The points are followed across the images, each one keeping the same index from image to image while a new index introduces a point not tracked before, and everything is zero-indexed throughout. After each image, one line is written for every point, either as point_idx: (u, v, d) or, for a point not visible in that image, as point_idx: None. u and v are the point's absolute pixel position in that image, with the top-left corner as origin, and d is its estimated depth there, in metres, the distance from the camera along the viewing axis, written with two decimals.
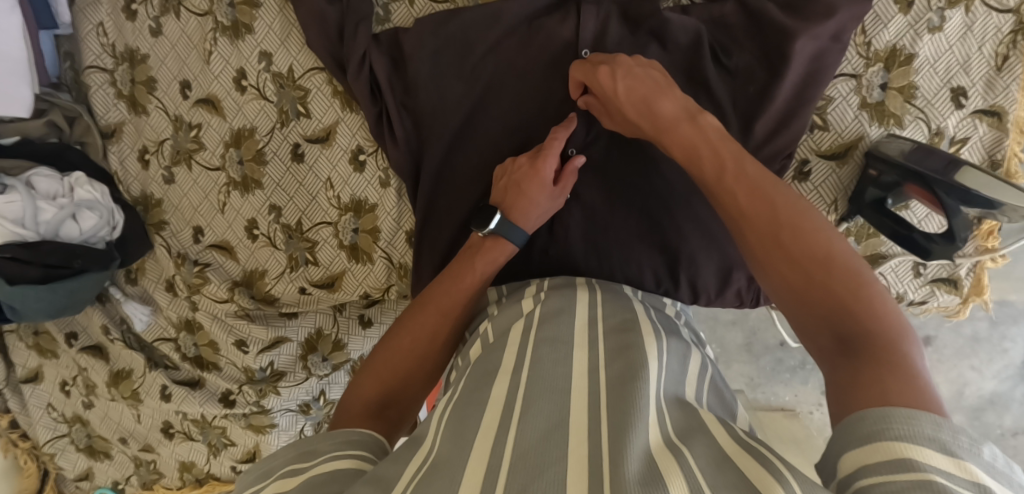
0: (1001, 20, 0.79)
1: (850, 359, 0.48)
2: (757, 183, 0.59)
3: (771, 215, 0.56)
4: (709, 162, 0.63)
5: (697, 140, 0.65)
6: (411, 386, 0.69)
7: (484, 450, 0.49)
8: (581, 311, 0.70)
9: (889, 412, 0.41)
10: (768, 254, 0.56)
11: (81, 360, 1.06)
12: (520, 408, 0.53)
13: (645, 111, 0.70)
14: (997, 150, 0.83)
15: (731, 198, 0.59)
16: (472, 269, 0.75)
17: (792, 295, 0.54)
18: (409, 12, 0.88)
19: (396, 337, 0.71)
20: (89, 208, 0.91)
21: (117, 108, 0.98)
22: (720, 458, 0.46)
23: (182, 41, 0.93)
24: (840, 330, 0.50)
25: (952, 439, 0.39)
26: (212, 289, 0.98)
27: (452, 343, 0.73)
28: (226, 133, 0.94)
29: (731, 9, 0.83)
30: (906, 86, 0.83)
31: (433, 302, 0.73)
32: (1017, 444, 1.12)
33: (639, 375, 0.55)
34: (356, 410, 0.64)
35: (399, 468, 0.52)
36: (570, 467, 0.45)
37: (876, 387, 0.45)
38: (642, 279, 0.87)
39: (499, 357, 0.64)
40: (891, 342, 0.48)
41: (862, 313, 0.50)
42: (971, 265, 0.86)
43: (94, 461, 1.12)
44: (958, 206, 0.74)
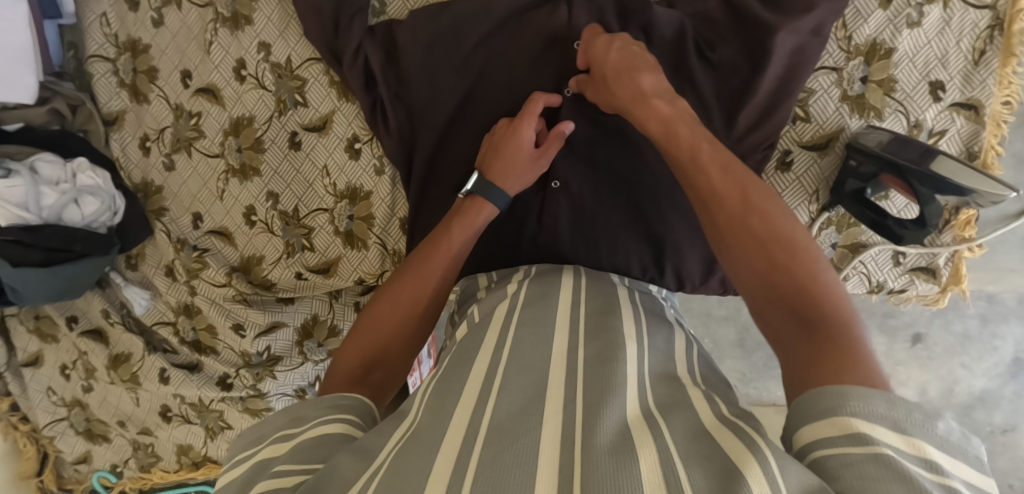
0: (978, 15, 0.82)
1: (805, 335, 0.53)
2: (737, 174, 0.63)
3: (748, 205, 0.61)
4: (692, 142, 0.66)
5: (676, 122, 0.69)
6: (394, 351, 0.69)
7: (466, 418, 0.52)
8: (564, 296, 0.73)
9: (847, 390, 0.46)
10: (737, 237, 0.60)
11: (81, 344, 1.08)
12: (500, 382, 0.56)
13: (624, 85, 0.74)
14: (975, 143, 0.86)
15: (710, 180, 0.63)
16: (452, 232, 0.76)
17: (758, 278, 0.58)
18: (403, 5, 0.91)
19: (377, 304, 0.72)
20: (90, 194, 0.93)
21: (119, 96, 1.00)
22: (687, 434, 0.49)
23: (184, 31, 0.95)
24: (797, 309, 0.55)
25: (905, 418, 0.43)
26: (211, 273, 1.00)
27: (436, 305, 0.74)
28: (225, 121, 0.96)
29: (716, 5, 0.85)
30: (886, 79, 0.85)
31: (414, 267, 0.74)
32: (1007, 441, 1.14)
33: (616, 357, 0.58)
34: (340, 379, 0.65)
35: (383, 439, 0.54)
36: (546, 434, 0.48)
37: (832, 365, 0.49)
38: (630, 268, 0.89)
39: (483, 336, 0.66)
40: (848, 327, 0.52)
41: (814, 295, 0.54)
42: (949, 255, 0.88)
43: (93, 444, 1.14)
44: (931, 193, 0.77)
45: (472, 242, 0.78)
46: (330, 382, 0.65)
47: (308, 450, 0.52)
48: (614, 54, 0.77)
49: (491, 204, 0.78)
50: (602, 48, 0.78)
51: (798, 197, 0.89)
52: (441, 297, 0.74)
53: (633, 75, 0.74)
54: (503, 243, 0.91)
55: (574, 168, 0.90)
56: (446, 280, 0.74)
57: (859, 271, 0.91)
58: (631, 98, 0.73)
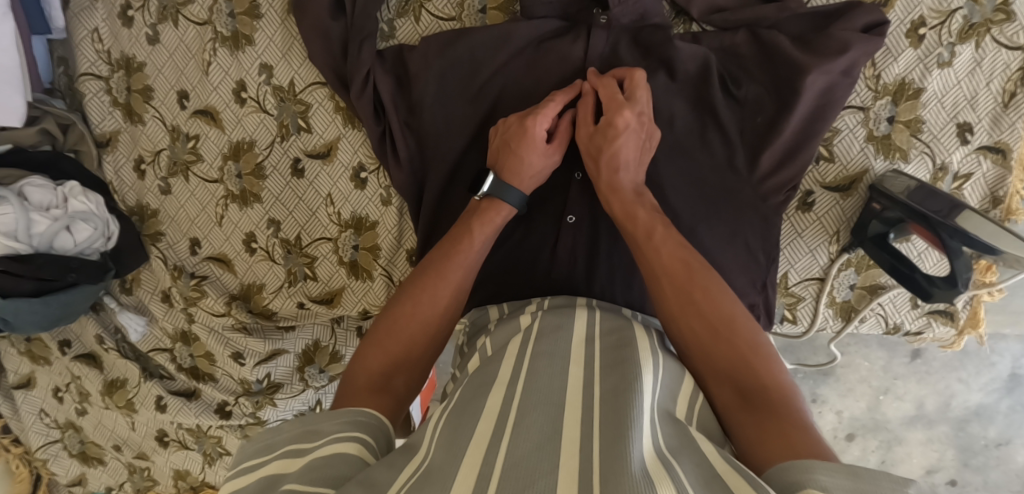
0: (1010, 56, 0.79)
1: (753, 409, 0.57)
2: (680, 249, 0.68)
3: (687, 280, 0.66)
4: (644, 222, 0.71)
5: (635, 205, 0.73)
6: (418, 355, 0.66)
7: (479, 459, 0.49)
8: (580, 327, 0.70)
9: (809, 464, 0.46)
10: (684, 314, 0.65)
11: (74, 368, 1.05)
12: (514, 419, 0.53)
13: (605, 171, 0.74)
14: (1000, 187, 0.83)
15: (657, 257, 0.68)
16: (473, 235, 0.73)
17: (700, 351, 0.63)
18: (414, 29, 0.86)
19: (399, 304, 0.68)
20: (83, 220, 0.89)
21: (112, 116, 0.96)
22: (710, 476, 0.47)
23: (181, 49, 0.90)
24: (741, 384, 0.59)
25: (869, 487, 0.43)
26: (210, 302, 0.97)
27: (459, 306, 0.70)
28: (225, 145, 0.92)
29: (742, 38, 0.82)
30: (913, 120, 0.83)
31: (436, 267, 0.70)
32: (1001, 455, 1.13)
33: (633, 388, 0.56)
34: (360, 385, 0.62)
35: (392, 473, 0.51)
36: (560, 478, 0.46)
37: (779, 438, 0.53)
38: (644, 305, 0.85)
39: (496, 371, 0.63)
40: (782, 393, 0.58)
41: (758, 369, 0.60)
42: (967, 298, 0.86)
43: (87, 467, 1.12)
44: (960, 246, 0.74)
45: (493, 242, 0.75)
46: (350, 387, 0.62)
47: (320, 472, 0.49)
48: (618, 144, 0.74)
49: (508, 205, 0.75)
50: (610, 134, 0.74)
51: (819, 237, 0.87)
52: (465, 297, 0.71)
53: (617, 171, 0.74)
54: (517, 271, 0.88)
55: (590, 201, 0.86)
56: (469, 280, 0.71)
57: (876, 312, 0.90)
58: (606, 180, 0.74)
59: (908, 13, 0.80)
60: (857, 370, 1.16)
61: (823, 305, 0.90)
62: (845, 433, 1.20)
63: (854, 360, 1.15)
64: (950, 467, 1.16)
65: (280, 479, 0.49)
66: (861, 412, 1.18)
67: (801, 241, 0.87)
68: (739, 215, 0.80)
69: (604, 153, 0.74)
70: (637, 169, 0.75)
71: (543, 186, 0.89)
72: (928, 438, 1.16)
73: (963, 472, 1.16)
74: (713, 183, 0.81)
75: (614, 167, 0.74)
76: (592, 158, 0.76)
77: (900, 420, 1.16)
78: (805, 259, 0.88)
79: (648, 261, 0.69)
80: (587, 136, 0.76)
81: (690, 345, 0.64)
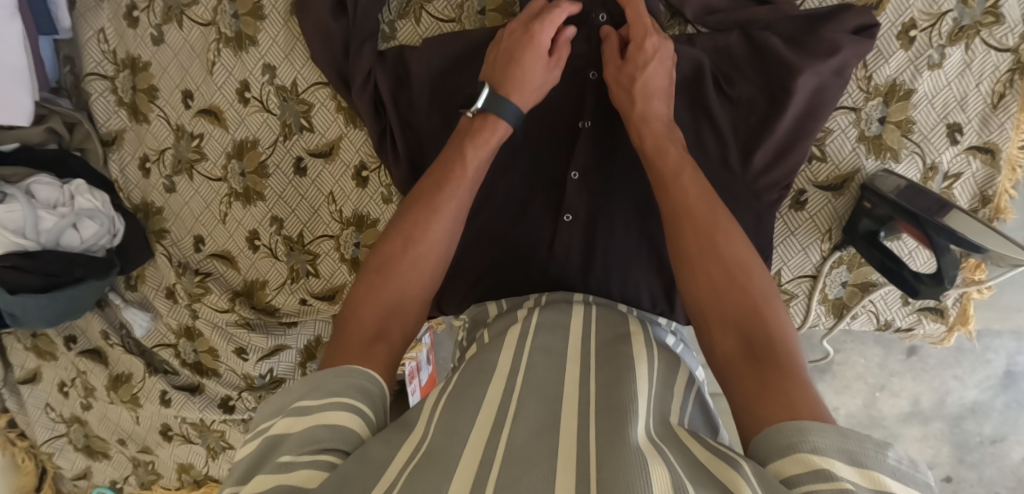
0: (999, 58, 0.81)
1: (756, 363, 0.55)
2: (706, 195, 0.67)
3: (711, 226, 0.64)
4: (673, 160, 0.71)
5: (666, 143, 0.73)
6: (410, 299, 0.66)
7: (482, 440, 0.51)
8: (576, 324, 0.72)
9: (804, 425, 0.47)
10: (701, 260, 0.63)
11: (80, 363, 1.07)
12: (512, 410, 0.55)
13: (640, 103, 0.76)
14: (989, 186, 0.85)
15: (683, 198, 0.67)
16: (466, 153, 0.73)
17: (711, 297, 0.61)
18: (414, 30, 0.87)
19: (388, 245, 0.68)
20: (89, 217, 0.91)
21: (117, 115, 0.97)
22: (694, 462, 0.48)
23: (185, 49, 0.92)
24: (748, 335, 0.57)
25: (859, 449, 0.44)
26: (214, 299, 0.99)
27: (451, 238, 0.71)
28: (228, 144, 0.94)
29: (736, 39, 0.83)
30: (904, 120, 0.84)
31: (429, 201, 0.70)
32: (996, 451, 1.15)
33: (626, 379, 0.59)
34: (354, 335, 0.61)
35: (391, 450, 0.51)
36: (559, 462, 0.47)
37: (778, 394, 0.51)
38: (639, 300, 0.87)
39: (494, 360, 0.65)
40: (790, 348, 0.56)
41: (767, 323, 0.57)
42: (956, 296, 0.88)
43: (92, 461, 1.14)
44: (948, 244, 0.75)
45: (488, 163, 0.75)
46: (343, 335, 0.61)
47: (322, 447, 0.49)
48: (646, 71, 0.77)
49: (504, 122, 0.75)
50: (641, 59, 0.77)
51: (811, 236, 0.89)
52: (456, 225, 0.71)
53: (651, 99, 0.76)
54: (516, 267, 0.89)
55: (588, 200, 0.87)
56: (462, 213, 0.72)
57: (867, 309, 0.91)
58: (638, 112, 0.76)
59: (900, 16, 0.82)
60: (853, 368, 1.17)
61: (816, 302, 0.92)
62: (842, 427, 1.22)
63: (851, 357, 1.17)
64: (944, 464, 1.19)
65: (282, 444, 0.50)
66: (857, 409, 1.20)
67: (794, 239, 0.89)
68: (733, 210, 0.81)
69: (638, 79, 0.77)
70: (666, 101, 0.77)
71: (541, 185, 0.89)
72: (924, 435, 1.18)
73: (958, 469, 1.18)
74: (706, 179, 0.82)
75: (643, 103, 0.76)
76: (624, 92, 0.78)
77: (896, 416, 1.18)
78: (797, 257, 0.90)
79: (671, 205, 0.68)
80: (614, 76, 0.79)
81: (702, 289, 0.62)
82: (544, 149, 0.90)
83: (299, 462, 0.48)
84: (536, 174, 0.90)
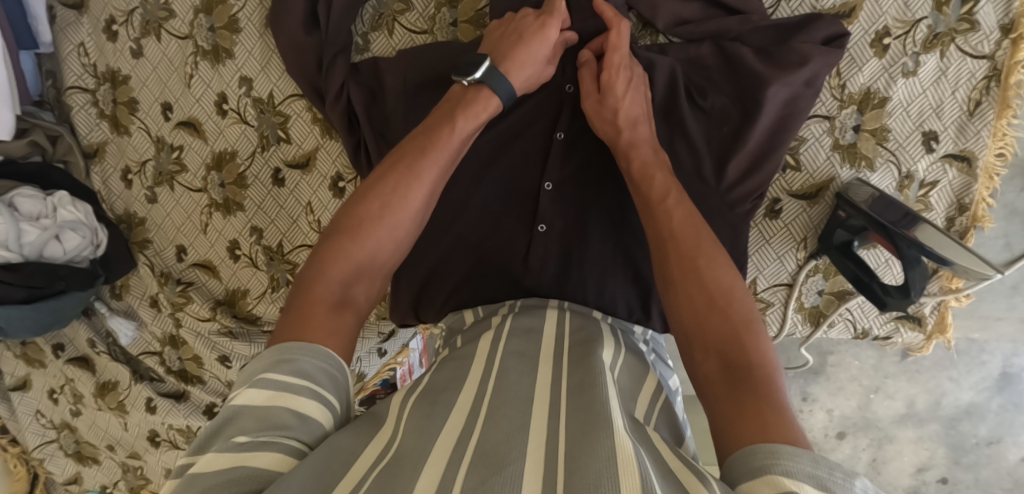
0: (976, 66, 0.79)
1: (735, 388, 0.51)
2: (690, 215, 0.64)
3: (696, 250, 0.61)
4: (660, 185, 0.68)
5: (652, 163, 0.71)
6: (377, 263, 0.65)
7: (452, 442, 0.51)
8: (550, 330, 0.72)
9: (778, 448, 0.44)
10: (686, 281, 0.59)
11: (68, 371, 1.09)
12: (484, 414, 0.55)
13: (622, 128, 0.75)
14: (966, 194, 0.84)
15: (667, 221, 0.64)
16: (453, 122, 0.70)
17: (693, 322, 0.58)
18: (387, 42, 0.88)
19: (366, 202, 0.65)
20: (71, 229, 0.92)
21: (99, 127, 0.99)
22: (668, 470, 0.47)
23: (164, 63, 0.93)
24: (730, 359, 0.53)
25: (826, 476, 0.41)
26: (196, 308, 1.00)
27: (430, 203, 0.69)
28: (207, 155, 0.95)
29: (708, 50, 0.83)
30: (879, 129, 0.84)
31: (409, 168, 0.67)
32: (992, 453, 1.14)
33: (597, 381, 0.58)
34: (321, 295, 0.60)
35: (360, 444, 0.53)
36: (527, 467, 0.47)
37: (756, 422, 0.48)
38: (615, 309, 0.84)
39: (467, 364, 0.66)
40: (773, 371, 0.52)
41: (749, 346, 0.54)
42: (935, 304, 0.87)
43: (82, 466, 1.15)
44: (918, 255, 0.76)
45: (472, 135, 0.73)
46: (308, 295, 0.60)
47: (282, 433, 0.49)
48: (627, 96, 0.76)
49: (497, 98, 0.73)
50: (611, 84, 0.76)
51: (786, 244, 0.88)
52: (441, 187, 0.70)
53: (628, 121, 0.76)
54: (490, 278, 0.86)
55: (563, 212, 0.85)
56: (441, 181, 0.69)
57: (844, 318, 0.91)
58: (626, 140, 0.75)
59: (873, 23, 0.81)
60: (847, 369, 1.16)
61: (792, 311, 0.92)
62: (835, 431, 1.21)
63: (844, 359, 1.16)
64: (940, 465, 1.17)
65: (239, 420, 0.49)
66: (851, 411, 1.19)
67: (769, 247, 0.89)
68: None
69: (609, 105, 0.76)
70: (647, 121, 0.77)
71: (516, 194, 0.88)
72: (919, 436, 1.17)
73: (954, 471, 1.17)
74: None
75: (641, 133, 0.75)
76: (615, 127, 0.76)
77: (890, 418, 1.17)
78: (773, 265, 0.90)
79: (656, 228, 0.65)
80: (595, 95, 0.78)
81: (686, 312, 0.58)
82: (518, 161, 0.89)
83: (256, 443, 0.47)
84: (511, 184, 0.89)
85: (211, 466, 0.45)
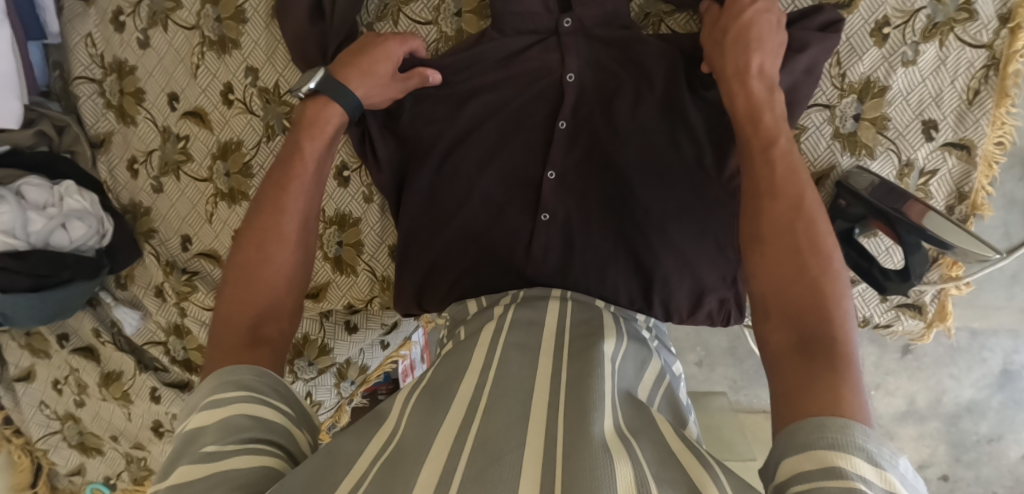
0: (974, 55, 0.80)
1: (808, 360, 0.49)
2: (795, 175, 0.59)
3: (799, 213, 0.57)
4: (769, 127, 0.63)
5: (764, 105, 0.64)
6: (278, 297, 0.66)
7: (453, 433, 0.52)
8: (551, 322, 0.72)
9: (827, 422, 0.43)
10: (773, 243, 0.56)
11: (72, 361, 1.09)
12: (484, 404, 0.55)
13: (737, 60, 0.67)
14: (966, 183, 0.85)
15: (769, 173, 0.60)
16: (302, 146, 0.73)
17: (773, 289, 0.55)
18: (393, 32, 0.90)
19: (241, 250, 0.67)
20: (78, 218, 0.93)
21: (105, 117, 1.00)
22: (665, 454, 0.48)
23: (170, 53, 0.94)
24: (805, 329, 0.51)
25: (874, 450, 0.41)
26: (201, 297, 1.00)
27: (307, 232, 0.70)
28: (213, 145, 0.95)
29: None
30: (878, 117, 0.85)
31: (274, 205, 0.69)
32: (993, 450, 1.14)
33: (595, 373, 0.58)
34: (232, 341, 0.60)
35: (361, 444, 0.54)
36: (526, 454, 0.47)
37: (821, 396, 0.46)
38: (617, 297, 0.84)
39: (469, 356, 0.66)
40: (852, 353, 0.49)
41: (827, 317, 0.51)
42: (936, 292, 0.88)
43: (87, 457, 1.16)
44: (918, 239, 0.78)
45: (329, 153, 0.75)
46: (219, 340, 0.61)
47: (247, 436, 0.50)
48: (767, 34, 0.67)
49: (336, 106, 0.75)
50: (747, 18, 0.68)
51: None
52: (315, 215, 0.72)
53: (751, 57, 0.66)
54: (493, 269, 0.86)
55: (567, 200, 0.84)
56: (313, 203, 0.72)
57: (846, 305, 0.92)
58: (734, 70, 0.67)
59: (873, 13, 0.81)
60: None
61: None
62: None
63: None
64: (941, 463, 1.17)
65: (199, 437, 0.49)
66: None
67: None
68: (692, 208, 0.83)
69: (742, 36, 0.67)
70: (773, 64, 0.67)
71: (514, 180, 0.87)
72: (920, 433, 1.17)
73: (954, 468, 1.17)
74: (683, 184, 0.83)
75: (739, 78, 0.66)
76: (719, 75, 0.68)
77: (890, 415, 1.18)
78: None
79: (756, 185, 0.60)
80: (713, 39, 0.71)
81: (770, 276, 0.55)
82: (519, 151, 0.87)
83: (224, 451, 0.48)
84: (512, 174, 0.87)
85: (184, 482, 0.46)
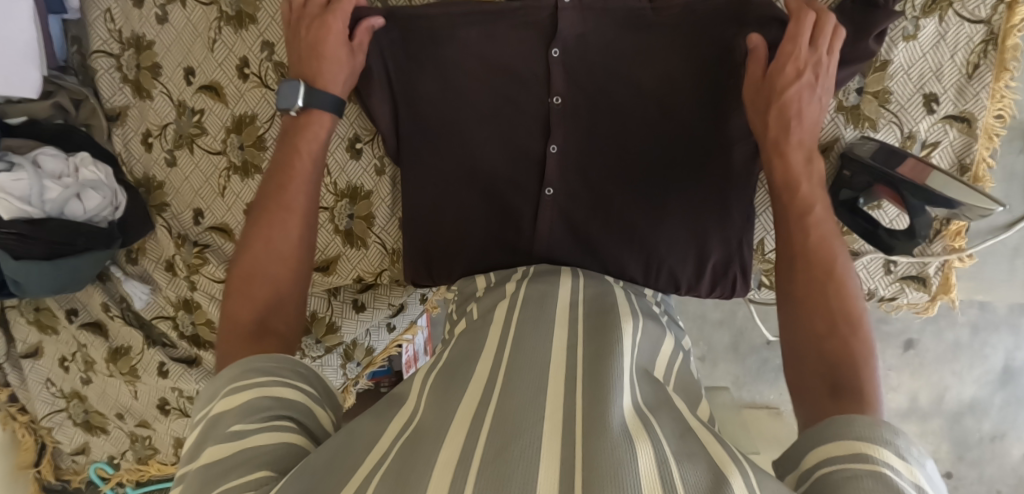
0: (973, 30, 0.83)
1: (839, 405, 0.55)
2: (825, 243, 0.65)
3: (827, 272, 0.64)
4: (807, 194, 0.68)
5: (800, 172, 0.69)
6: (283, 290, 0.71)
7: (471, 410, 0.52)
8: (563, 294, 0.72)
9: (854, 419, 0.48)
10: (810, 304, 0.63)
11: (80, 336, 1.10)
12: (503, 380, 0.55)
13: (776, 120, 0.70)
14: (967, 154, 0.87)
15: (803, 237, 0.66)
16: (300, 147, 0.77)
17: (809, 340, 0.61)
18: None
19: (250, 243, 0.72)
20: (93, 188, 0.94)
21: (122, 92, 1.02)
22: (685, 429, 0.49)
23: (187, 28, 0.96)
24: (836, 380, 0.58)
25: (901, 445, 0.45)
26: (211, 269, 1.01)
27: (308, 227, 0.75)
28: (227, 119, 0.97)
29: None
30: (881, 91, 0.87)
31: (280, 203, 0.75)
32: (995, 448, 1.14)
33: (613, 350, 0.58)
34: (242, 333, 0.66)
35: (382, 426, 0.55)
36: (546, 427, 0.47)
37: None
38: (624, 269, 0.84)
39: (484, 336, 0.67)
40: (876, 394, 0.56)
41: (853, 367, 0.58)
42: (939, 265, 0.89)
43: (91, 436, 1.15)
44: (923, 204, 0.79)
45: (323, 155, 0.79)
46: (228, 334, 0.66)
47: (271, 417, 0.52)
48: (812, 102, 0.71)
49: (323, 112, 0.78)
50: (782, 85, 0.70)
51: None
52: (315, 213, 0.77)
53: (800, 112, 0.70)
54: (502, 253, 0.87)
55: (575, 174, 0.83)
56: (311, 202, 0.77)
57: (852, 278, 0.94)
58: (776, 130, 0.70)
59: None
60: None
61: None
62: None
63: None
64: (944, 460, 1.17)
65: (223, 419, 0.51)
66: None
67: None
68: (693, 187, 0.81)
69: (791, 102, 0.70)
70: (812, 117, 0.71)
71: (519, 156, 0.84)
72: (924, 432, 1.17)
73: (958, 466, 1.17)
74: (681, 144, 0.80)
75: (773, 149, 0.71)
76: (760, 109, 0.72)
77: (896, 412, 1.18)
78: None
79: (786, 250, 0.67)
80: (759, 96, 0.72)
81: (803, 334, 0.62)
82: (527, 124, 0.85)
83: (253, 433, 0.50)
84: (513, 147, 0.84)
85: (223, 458, 0.48)
